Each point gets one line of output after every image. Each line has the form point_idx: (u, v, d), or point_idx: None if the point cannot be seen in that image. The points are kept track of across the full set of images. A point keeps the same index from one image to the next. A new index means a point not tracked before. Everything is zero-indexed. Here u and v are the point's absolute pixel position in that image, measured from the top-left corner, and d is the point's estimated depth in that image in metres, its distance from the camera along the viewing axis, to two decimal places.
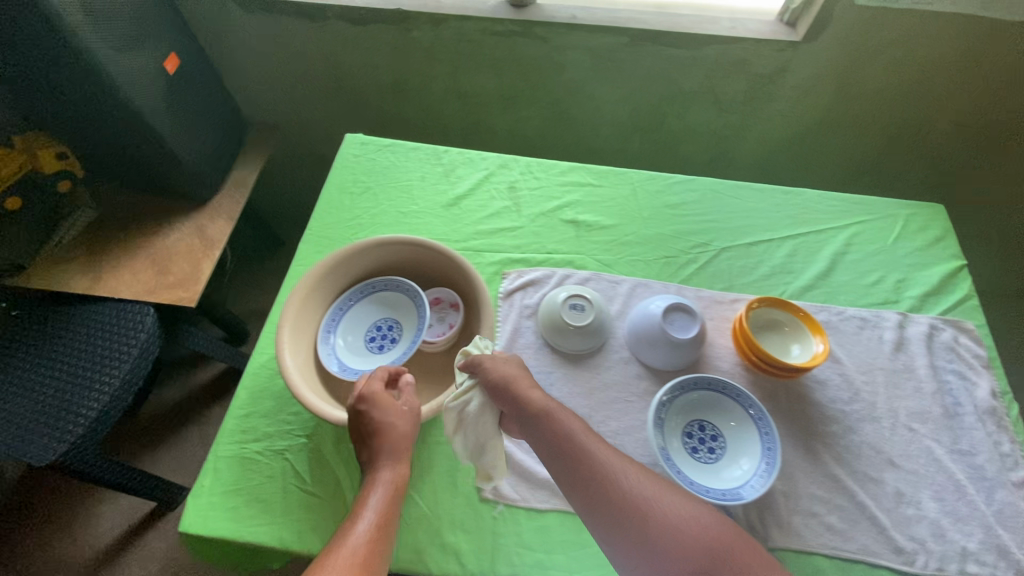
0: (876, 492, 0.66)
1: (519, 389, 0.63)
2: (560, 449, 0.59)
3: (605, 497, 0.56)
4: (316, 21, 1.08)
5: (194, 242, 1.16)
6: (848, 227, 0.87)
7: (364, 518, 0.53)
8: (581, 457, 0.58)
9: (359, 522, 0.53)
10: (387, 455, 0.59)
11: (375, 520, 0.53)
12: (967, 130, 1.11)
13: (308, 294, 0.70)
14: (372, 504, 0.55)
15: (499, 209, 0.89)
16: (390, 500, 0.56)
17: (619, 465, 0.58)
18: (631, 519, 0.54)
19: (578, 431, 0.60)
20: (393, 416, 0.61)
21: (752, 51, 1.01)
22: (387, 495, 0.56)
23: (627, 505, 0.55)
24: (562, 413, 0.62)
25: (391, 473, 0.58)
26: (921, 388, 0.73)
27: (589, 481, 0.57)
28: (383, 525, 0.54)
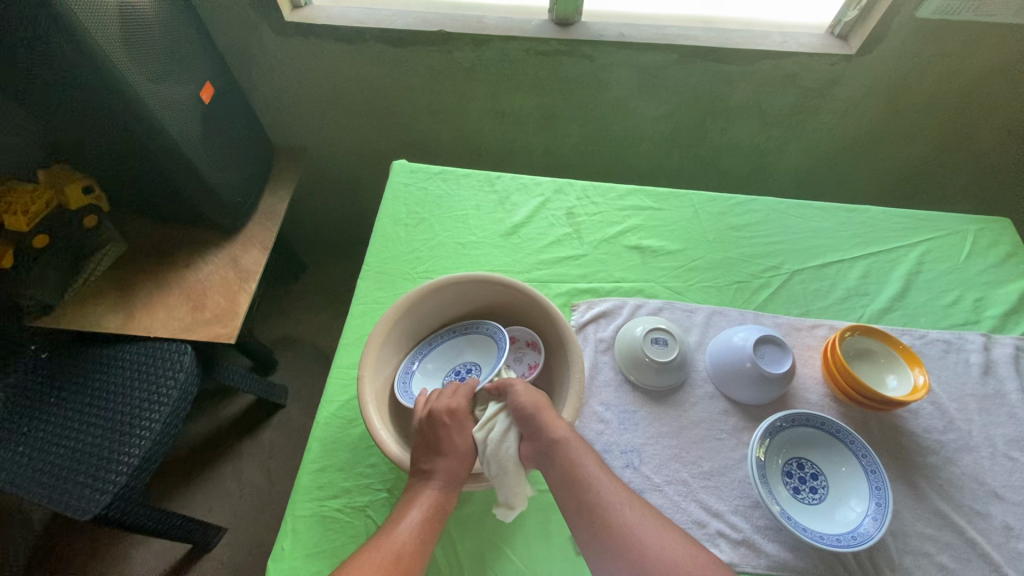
0: (984, 527, 0.64)
1: (540, 419, 0.60)
2: (570, 480, 0.58)
3: (603, 529, 0.55)
4: (353, 44, 1.04)
5: (228, 274, 1.12)
6: (918, 245, 0.85)
7: (407, 519, 0.56)
8: (587, 488, 0.58)
9: (402, 523, 0.55)
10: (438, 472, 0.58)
11: (418, 525, 0.55)
12: (1014, 139, 1.11)
13: (384, 343, 0.66)
14: (416, 506, 0.57)
15: (560, 237, 0.86)
16: (438, 505, 0.57)
17: (623, 505, 0.56)
18: (623, 555, 0.54)
19: (592, 463, 0.59)
20: (455, 437, 0.60)
21: (803, 65, 0.99)
22: (436, 501, 0.57)
23: (624, 541, 0.54)
24: (580, 445, 0.60)
25: (445, 479, 0.58)
26: (1014, 414, 0.71)
27: (588, 513, 0.57)
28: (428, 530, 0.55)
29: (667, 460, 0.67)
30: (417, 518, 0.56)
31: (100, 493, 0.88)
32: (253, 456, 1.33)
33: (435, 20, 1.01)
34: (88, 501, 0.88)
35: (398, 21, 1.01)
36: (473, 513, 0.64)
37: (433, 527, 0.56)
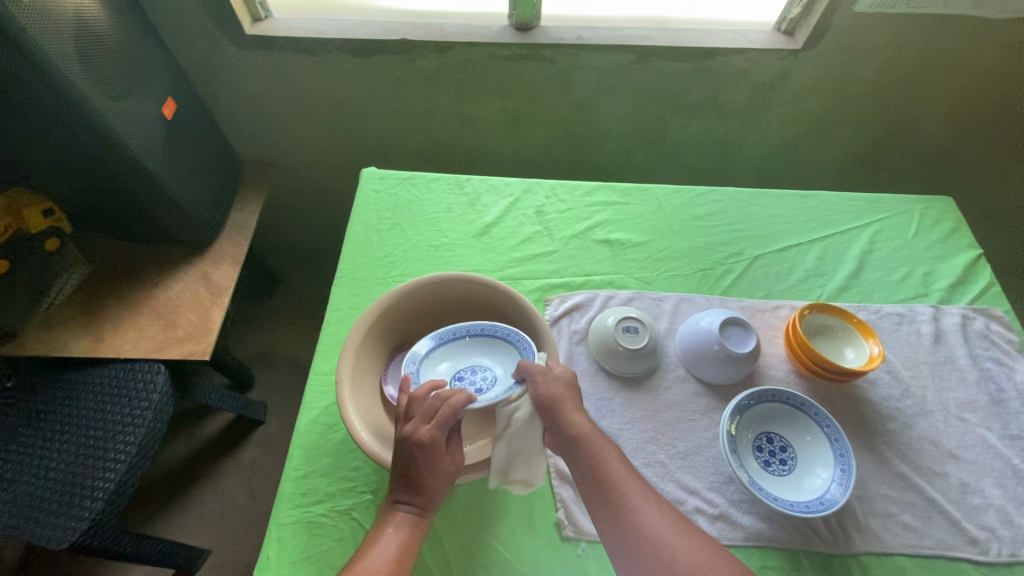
0: (943, 486, 0.68)
1: (563, 409, 0.61)
2: (595, 479, 0.58)
3: (629, 532, 0.55)
4: (316, 56, 1.05)
5: (200, 291, 1.11)
6: (869, 226, 0.90)
7: (380, 553, 0.54)
8: (615, 490, 0.57)
9: (375, 555, 0.54)
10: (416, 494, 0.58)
11: (391, 558, 0.54)
12: (954, 123, 1.17)
13: (361, 350, 0.66)
14: (387, 539, 0.55)
15: (530, 235, 0.88)
16: (410, 538, 0.56)
17: (642, 503, 0.56)
18: (648, 559, 0.53)
19: (617, 464, 0.59)
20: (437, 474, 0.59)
21: (754, 61, 1.03)
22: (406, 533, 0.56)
23: (648, 543, 0.54)
24: (600, 443, 0.60)
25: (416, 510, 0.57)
26: (965, 378, 0.75)
27: (613, 514, 0.56)
28: (401, 563, 0.54)
29: (644, 443, 0.69)
30: (388, 552, 0.54)
31: (76, 521, 0.86)
32: (235, 475, 1.31)
33: (397, 29, 1.03)
34: (63, 530, 0.85)
35: (360, 31, 1.03)
36: (458, 508, 0.65)
37: (406, 559, 0.55)
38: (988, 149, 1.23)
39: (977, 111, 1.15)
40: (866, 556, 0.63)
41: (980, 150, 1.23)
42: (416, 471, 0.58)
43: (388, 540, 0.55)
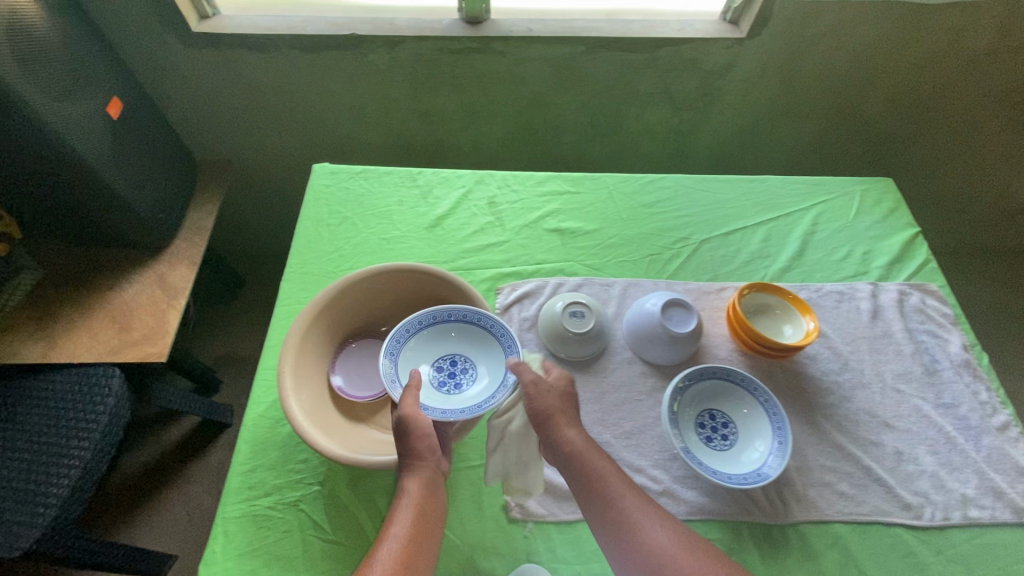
0: (878, 455, 0.70)
1: (551, 424, 0.63)
2: (595, 495, 0.60)
3: (633, 547, 0.56)
4: (266, 53, 1.05)
5: (156, 292, 1.09)
6: (813, 208, 0.92)
7: (390, 536, 0.55)
8: (618, 507, 0.58)
9: (386, 541, 0.55)
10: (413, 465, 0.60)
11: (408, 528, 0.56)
12: (898, 108, 1.21)
13: (305, 341, 0.66)
14: (397, 521, 0.56)
15: (482, 226, 0.89)
16: (420, 512, 0.57)
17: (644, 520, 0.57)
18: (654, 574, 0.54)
19: (616, 480, 0.60)
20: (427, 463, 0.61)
21: (701, 50, 1.05)
22: (414, 508, 0.57)
23: (651, 556, 0.55)
24: (593, 454, 0.62)
25: (422, 485, 0.59)
26: (901, 351, 0.78)
27: (616, 530, 0.57)
28: (413, 538, 0.55)
29: (591, 425, 0.70)
30: (398, 531, 0.55)
31: (28, 529, 0.84)
32: (202, 479, 1.30)
33: (346, 24, 1.03)
34: (14, 539, 0.83)
35: (308, 27, 1.02)
36: None
37: (421, 534, 0.56)
38: (931, 132, 1.27)
39: (919, 96, 1.19)
40: (805, 524, 0.65)
41: (924, 132, 1.27)
42: (417, 446, 0.60)
43: (399, 520, 0.57)
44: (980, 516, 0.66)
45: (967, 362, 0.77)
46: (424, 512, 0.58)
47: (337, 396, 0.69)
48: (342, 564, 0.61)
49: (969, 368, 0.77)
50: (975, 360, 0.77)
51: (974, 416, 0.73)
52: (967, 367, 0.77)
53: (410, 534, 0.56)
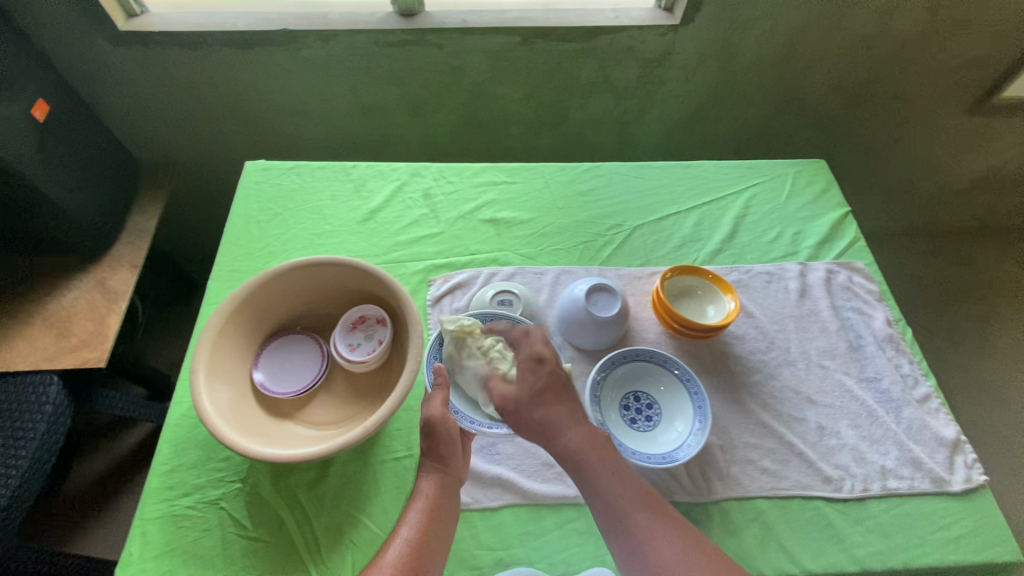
0: (801, 430, 0.71)
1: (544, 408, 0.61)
2: (603, 504, 0.58)
3: (637, 557, 0.56)
4: (198, 50, 1.04)
5: (95, 297, 1.07)
6: (745, 191, 0.93)
7: (399, 535, 0.57)
8: (625, 518, 0.57)
9: (394, 540, 0.57)
10: (432, 464, 0.61)
11: (415, 528, 0.57)
12: (837, 91, 1.23)
13: (221, 338, 0.65)
14: (408, 521, 0.58)
15: (416, 218, 0.88)
16: (431, 515, 0.59)
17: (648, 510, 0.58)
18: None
19: (625, 491, 0.59)
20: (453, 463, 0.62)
21: (637, 38, 1.06)
22: (426, 510, 0.59)
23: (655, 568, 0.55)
24: (599, 457, 0.60)
25: (438, 488, 0.60)
26: (827, 328, 0.79)
27: (622, 538, 0.57)
28: (421, 540, 0.57)
29: None
30: (407, 532, 0.57)
31: None
32: None
33: (278, 20, 1.02)
34: None
35: (239, 23, 1.01)
36: (330, 489, 0.65)
37: (430, 536, 0.57)
38: (872, 115, 1.29)
39: (856, 79, 1.21)
40: (727, 501, 0.65)
41: (866, 115, 1.29)
42: (441, 449, 0.61)
43: (410, 521, 0.58)
44: (899, 487, 0.67)
45: (890, 337, 0.79)
46: (436, 515, 0.59)
47: (259, 392, 0.68)
48: (262, 560, 0.61)
49: (892, 342, 0.78)
50: (898, 334, 0.79)
51: (896, 389, 0.74)
52: (890, 342, 0.78)
53: (418, 534, 0.57)
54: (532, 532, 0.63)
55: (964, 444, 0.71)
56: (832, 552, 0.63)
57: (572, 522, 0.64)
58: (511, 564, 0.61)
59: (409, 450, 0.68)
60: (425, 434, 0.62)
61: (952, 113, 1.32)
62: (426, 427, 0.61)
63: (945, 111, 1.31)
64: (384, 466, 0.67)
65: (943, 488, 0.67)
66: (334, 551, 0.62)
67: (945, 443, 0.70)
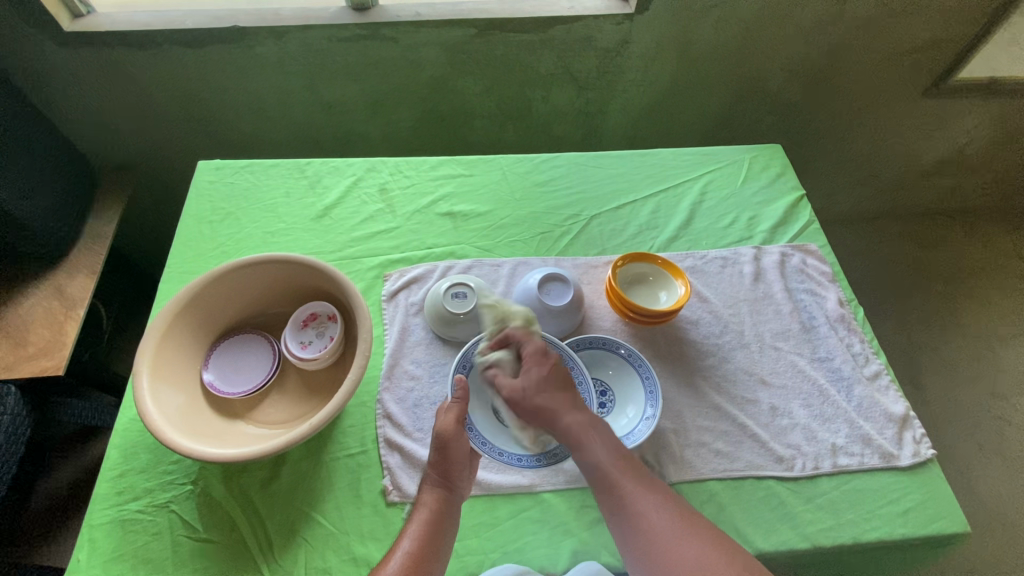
0: (754, 412, 0.71)
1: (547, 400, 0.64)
2: (599, 477, 0.60)
3: (631, 528, 0.57)
4: (148, 50, 1.02)
5: (53, 304, 1.03)
6: (701, 178, 0.94)
7: (399, 548, 0.57)
8: (619, 492, 0.59)
9: (394, 553, 0.57)
10: (438, 480, 0.61)
11: (416, 541, 0.57)
12: (796, 77, 1.24)
13: (165, 338, 0.64)
14: (409, 534, 0.58)
15: (372, 213, 0.88)
16: (433, 529, 0.58)
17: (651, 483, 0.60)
18: (650, 554, 0.56)
19: (618, 468, 0.60)
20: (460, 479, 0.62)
21: (594, 28, 1.06)
22: (428, 524, 0.58)
23: (647, 538, 0.57)
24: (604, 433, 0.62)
25: (442, 504, 0.60)
26: (780, 310, 0.80)
27: (617, 511, 0.59)
28: (421, 554, 0.56)
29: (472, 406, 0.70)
30: (407, 546, 0.57)
31: None
32: None
33: (229, 17, 1.00)
34: None
35: (189, 21, 1.00)
36: (283, 488, 0.65)
37: (429, 550, 0.57)
38: (833, 99, 1.31)
39: (815, 65, 1.22)
40: (681, 484, 0.66)
41: (826, 100, 1.30)
42: (449, 466, 0.61)
43: (410, 534, 0.58)
44: (849, 463, 0.68)
45: (841, 317, 0.80)
46: (436, 530, 0.58)
47: (209, 393, 0.67)
48: (212, 562, 0.60)
49: (844, 322, 0.79)
50: (849, 314, 0.80)
51: (847, 368, 0.75)
52: (842, 322, 0.79)
53: (418, 549, 0.57)
54: (486, 523, 0.63)
55: (913, 419, 0.72)
56: (782, 530, 0.63)
57: (526, 511, 0.64)
58: (464, 555, 0.61)
59: (363, 446, 0.67)
60: (436, 449, 0.62)
61: (910, 96, 1.33)
62: (439, 440, 0.62)
63: (904, 94, 1.32)
64: (336, 462, 0.66)
65: (891, 463, 0.68)
66: (286, 549, 0.61)
67: (894, 419, 0.71)
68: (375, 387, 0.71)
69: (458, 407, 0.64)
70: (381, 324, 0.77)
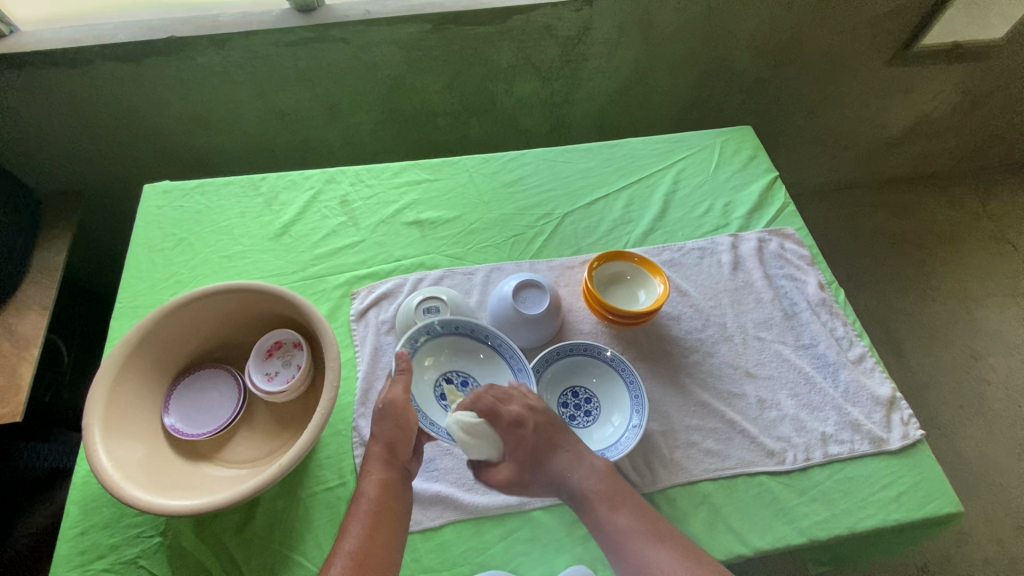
0: (741, 406, 0.70)
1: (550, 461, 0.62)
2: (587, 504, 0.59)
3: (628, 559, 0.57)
4: (80, 68, 0.95)
5: (2, 345, 0.94)
6: (673, 166, 0.92)
7: (343, 548, 0.55)
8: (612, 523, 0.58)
9: (338, 553, 0.55)
10: (376, 465, 0.59)
11: (362, 538, 0.55)
12: (762, 54, 1.21)
13: (118, 383, 0.60)
14: (353, 531, 0.56)
15: (334, 228, 0.83)
16: (378, 522, 0.56)
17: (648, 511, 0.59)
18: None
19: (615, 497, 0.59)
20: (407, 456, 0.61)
21: (553, 16, 1.02)
22: (372, 516, 0.56)
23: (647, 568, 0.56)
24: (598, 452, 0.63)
25: (386, 488, 0.58)
26: (761, 298, 0.79)
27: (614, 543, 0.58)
28: (366, 550, 0.54)
29: None
30: (351, 544, 0.55)
31: None
32: None
33: (163, 27, 0.94)
34: None
35: (121, 34, 0.93)
36: (260, 528, 0.61)
37: (375, 541, 0.55)
38: (801, 73, 1.29)
39: (782, 39, 1.19)
40: (673, 488, 0.64)
41: (794, 75, 1.29)
42: (395, 444, 0.60)
43: (354, 529, 0.56)
44: (841, 452, 0.67)
45: (823, 301, 0.79)
46: (382, 521, 0.57)
47: (172, 436, 0.63)
48: None
49: (826, 306, 0.78)
50: (831, 297, 0.79)
51: (832, 353, 0.74)
52: (824, 306, 0.78)
53: (362, 542, 0.55)
54: (475, 548, 0.60)
55: (900, 400, 0.71)
56: (778, 526, 0.62)
57: (516, 531, 0.61)
58: None
59: (341, 478, 0.64)
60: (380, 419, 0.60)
61: (877, 65, 1.32)
62: (388, 411, 0.60)
63: (870, 63, 1.31)
64: (315, 498, 0.63)
65: (881, 447, 0.67)
66: None
67: (881, 402, 0.71)
68: (349, 414, 0.68)
69: (404, 379, 0.61)
70: (351, 346, 0.73)
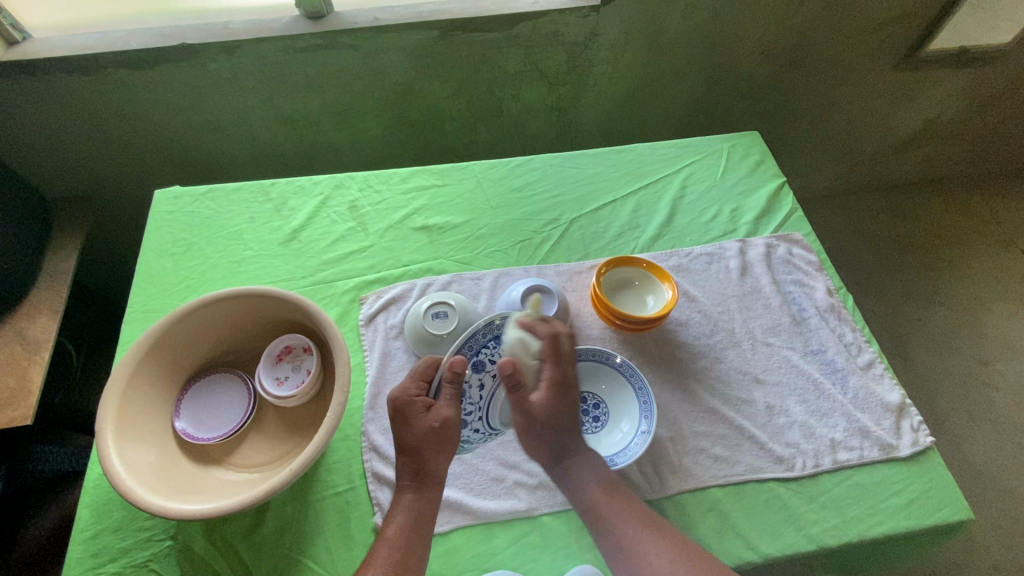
0: (750, 412, 0.69)
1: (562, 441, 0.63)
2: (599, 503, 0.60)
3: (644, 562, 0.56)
4: (91, 74, 0.96)
5: (15, 348, 0.95)
6: (680, 172, 0.92)
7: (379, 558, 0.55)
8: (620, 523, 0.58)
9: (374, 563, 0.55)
10: (414, 478, 0.60)
11: (399, 549, 0.56)
12: (769, 58, 1.22)
13: (130, 387, 0.60)
14: (388, 541, 0.56)
15: (343, 233, 0.84)
16: (414, 535, 0.57)
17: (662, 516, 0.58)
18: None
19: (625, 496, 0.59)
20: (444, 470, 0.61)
21: (560, 22, 1.03)
22: (409, 528, 0.57)
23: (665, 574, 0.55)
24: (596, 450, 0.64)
25: (424, 501, 0.59)
26: (769, 304, 0.78)
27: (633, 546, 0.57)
28: (402, 561, 0.55)
29: None
30: (389, 555, 0.55)
31: None
32: None
33: (174, 34, 0.95)
34: None
35: (133, 41, 0.94)
36: (270, 533, 0.61)
37: (409, 554, 0.56)
38: (807, 78, 1.29)
39: (788, 45, 1.20)
40: (681, 494, 0.64)
41: (800, 80, 1.29)
42: (434, 459, 0.60)
43: (389, 543, 0.56)
44: (850, 458, 0.66)
45: (832, 307, 0.79)
46: (417, 533, 0.57)
47: (183, 441, 0.63)
48: None
49: (834, 311, 0.78)
50: (839, 303, 0.79)
51: (840, 359, 0.74)
52: (832, 311, 0.78)
53: (397, 556, 0.55)
54: (485, 553, 0.60)
55: (909, 406, 0.71)
56: (787, 533, 0.62)
57: (525, 537, 0.61)
58: None
59: (350, 483, 0.64)
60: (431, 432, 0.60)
61: (883, 70, 1.32)
62: (437, 431, 0.60)
63: (877, 68, 1.31)
64: (325, 502, 0.63)
65: (890, 454, 0.67)
66: None
67: (891, 409, 0.70)
68: (358, 419, 0.68)
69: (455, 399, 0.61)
70: (360, 350, 0.74)
